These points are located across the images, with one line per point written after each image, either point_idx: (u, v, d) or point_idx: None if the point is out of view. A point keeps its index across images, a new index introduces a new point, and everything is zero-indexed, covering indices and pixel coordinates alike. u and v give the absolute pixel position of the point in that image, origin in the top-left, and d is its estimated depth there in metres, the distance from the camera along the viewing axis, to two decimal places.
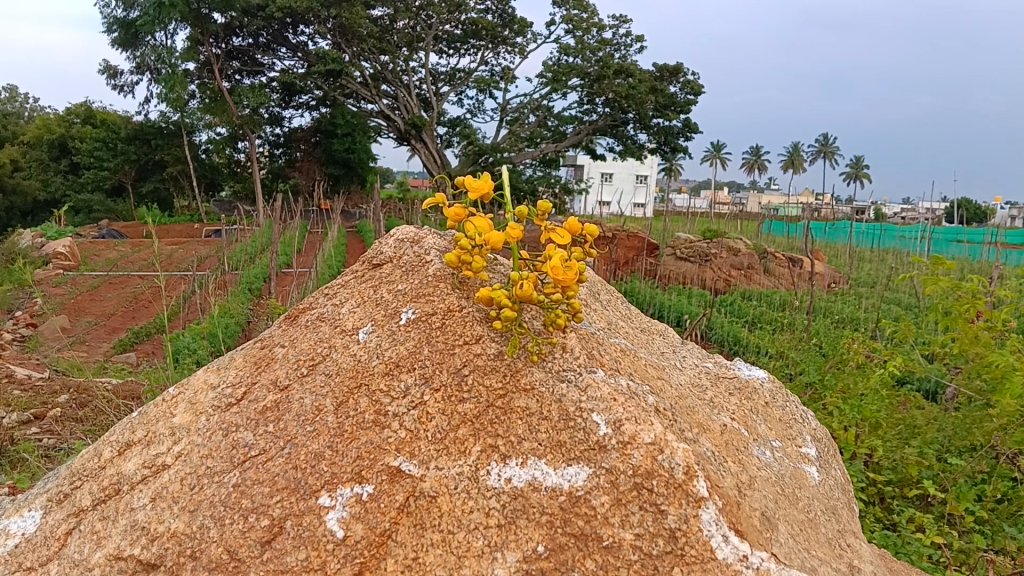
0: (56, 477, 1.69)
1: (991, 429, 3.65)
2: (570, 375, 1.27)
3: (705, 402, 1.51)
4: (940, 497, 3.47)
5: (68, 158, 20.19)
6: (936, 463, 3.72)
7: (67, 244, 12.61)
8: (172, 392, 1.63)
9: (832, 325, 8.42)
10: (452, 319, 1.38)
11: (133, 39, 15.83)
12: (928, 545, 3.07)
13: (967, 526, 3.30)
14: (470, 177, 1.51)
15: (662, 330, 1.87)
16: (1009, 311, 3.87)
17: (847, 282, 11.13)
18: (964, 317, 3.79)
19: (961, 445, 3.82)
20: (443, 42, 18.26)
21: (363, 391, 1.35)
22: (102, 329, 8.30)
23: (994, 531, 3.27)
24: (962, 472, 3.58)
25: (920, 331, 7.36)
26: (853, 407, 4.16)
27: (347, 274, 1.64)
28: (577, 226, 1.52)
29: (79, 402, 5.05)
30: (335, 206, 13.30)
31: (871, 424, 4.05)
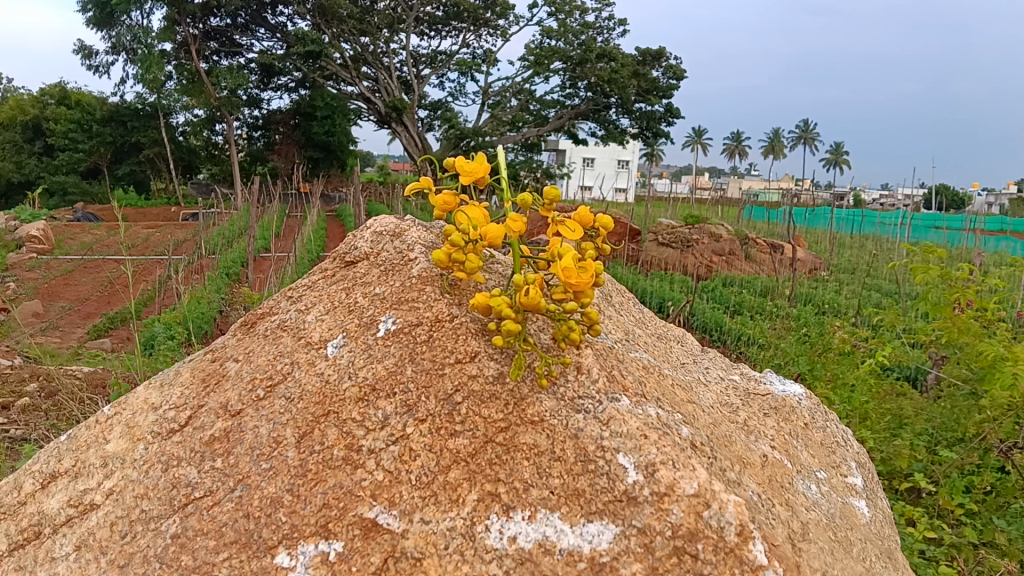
0: None
1: (979, 417, 3.34)
2: (587, 404, 1.03)
3: (740, 427, 1.28)
4: (932, 491, 3.23)
5: (43, 140, 19.61)
6: (924, 453, 3.46)
7: (42, 226, 12.19)
8: (107, 412, 1.37)
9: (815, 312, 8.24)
10: (442, 332, 1.13)
11: (108, 19, 15.32)
12: (918, 539, 2.80)
13: (957, 517, 3.06)
14: (461, 159, 1.26)
15: (679, 336, 1.61)
16: (1002, 302, 3.57)
17: (828, 268, 10.95)
18: (951, 307, 3.49)
19: (951, 435, 3.53)
20: (424, 24, 17.88)
21: (332, 421, 1.10)
22: (76, 314, 7.94)
23: (983, 523, 3.03)
24: (953, 464, 3.31)
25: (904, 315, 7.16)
26: (843, 399, 3.90)
27: (316, 273, 1.39)
28: (593, 217, 1.27)
29: (47, 392, 4.70)
30: (314, 189, 12.96)
31: (861, 414, 3.75)
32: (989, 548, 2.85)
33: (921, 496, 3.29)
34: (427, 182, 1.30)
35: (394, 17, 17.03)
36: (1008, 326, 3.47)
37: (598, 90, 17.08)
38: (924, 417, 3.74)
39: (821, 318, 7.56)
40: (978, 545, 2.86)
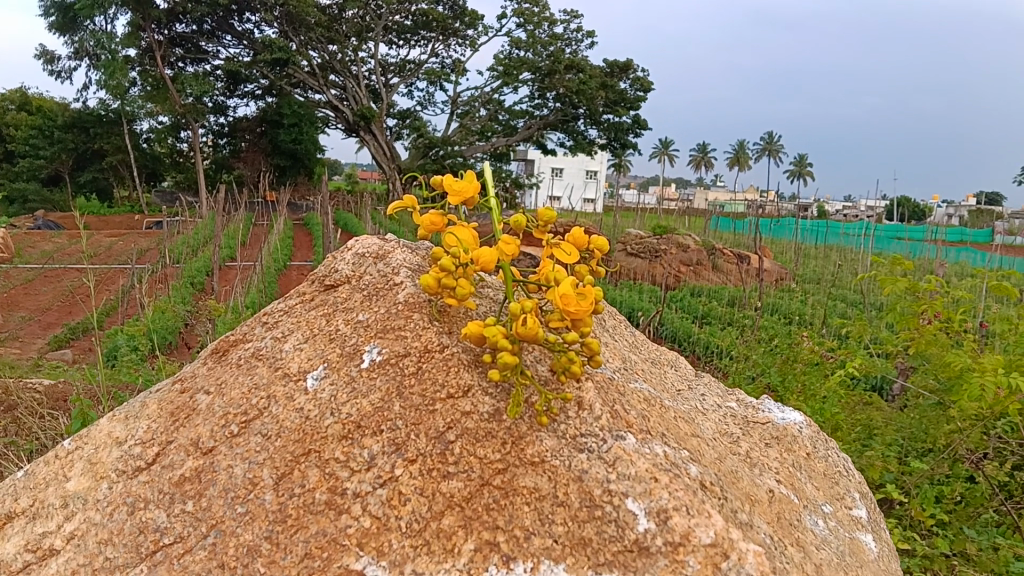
0: None
1: (949, 429, 3.30)
2: (589, 443, 0.95)
3: (743, 460, 1.22)
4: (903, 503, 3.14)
5: (3, 146, 19.11)
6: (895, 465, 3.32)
7: (1, 234, 11.84)
8: (67, 446, 1.26)
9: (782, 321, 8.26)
10: (431, 363, 1.05)
11: (70, 24, 14.98)
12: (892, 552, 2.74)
13: (929, 529, 3.00)
14: (449, 178, 1.19)
15: (672, 359, 1.54)
16: (969, 314, 3.55)
17: (794, 277, 11.01)
18: (918, 318, 3.46)
19: (921, 446, 3.41)
20: (393, 34, 17.78)
21: (312, 461, 1.02)
22: (37, 324, 7.71)
23: (954, 534, 2.99)
24: (924, 474, 3.22)
25: (873, 325, 7.18)
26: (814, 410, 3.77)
27: (293, 297, 1.31)
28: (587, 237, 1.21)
29: (5, 405, 4.39)
30: (281, 197, 12.76)
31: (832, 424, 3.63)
32: (959, 558, 2.79)
33: (894, 509, 3.20)
34: (410, 201, 1.22)
35: (362, 26, 16.91)
36: (974, 336, 3.43)
37: (566, 101, 17.10)
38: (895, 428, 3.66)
39: (788, 328, 7.56)
40: (949, 556, 2.80)
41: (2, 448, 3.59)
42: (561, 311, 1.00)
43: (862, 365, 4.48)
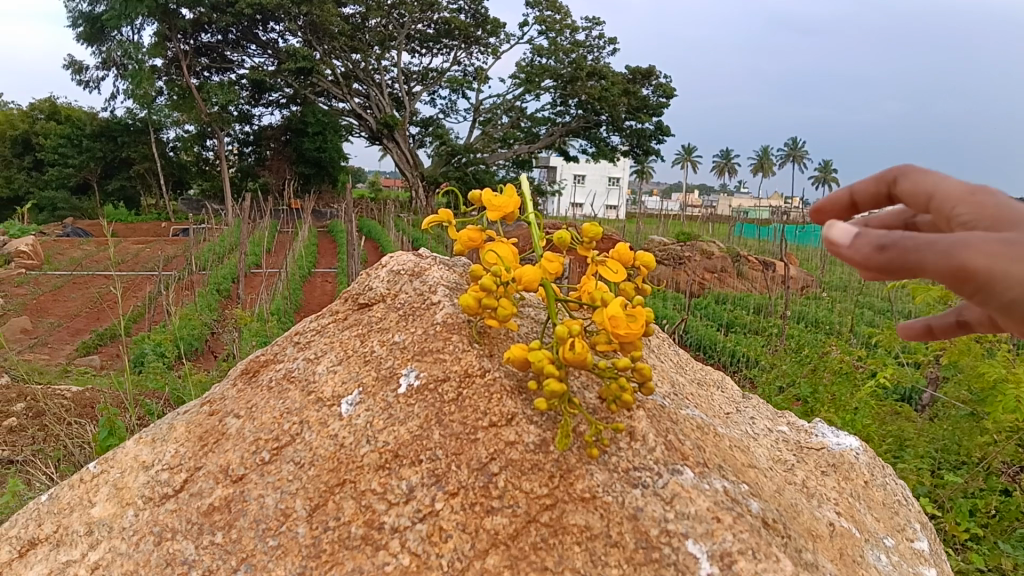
0: None
1: (987, 442, 3.17)
2: (644, 478, 0.90)
3: (800, 490, 1.16)
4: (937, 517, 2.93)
5: (33, 155, 19.34)
6: (926, 478, 3.11)
7: (31, 242, 11.96)
8: (93, 469, 1.22)
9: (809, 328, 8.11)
10: (472, 390, 1.00)
11: (98, 34, 15.09)
12: None
13: (962, 543, 2.78)
14: (488, 192, 1.13)
15: (718, 380, 1.47)
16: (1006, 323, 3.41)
17: (820, 285, 10.83)
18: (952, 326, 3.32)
19: (954, 459, 3.25)
20: (415, 42, 17.80)
21: (347, 492, 0.96)
22: (65, 330, 7.76)
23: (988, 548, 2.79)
24: (958, 487, 3.03)
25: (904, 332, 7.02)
26: (844, 420, 3.48)
27: (326, 315, 1.26)
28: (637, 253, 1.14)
29: (36, 412, 4.43)
30: (305, 205, 12.76)
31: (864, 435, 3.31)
32: (996, 573, 2.62)
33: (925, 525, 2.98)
34: (447, 215, 1.16)
35: (385, 35, 16.96)
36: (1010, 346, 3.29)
37: (589, 107, 17.03)
38: (928, 440, 3.39)
39: (815, 336, 7.42)
40: (984, 570, 2.63)
41: (32, 454, 3.59)
42: (610, 331, 0.93)
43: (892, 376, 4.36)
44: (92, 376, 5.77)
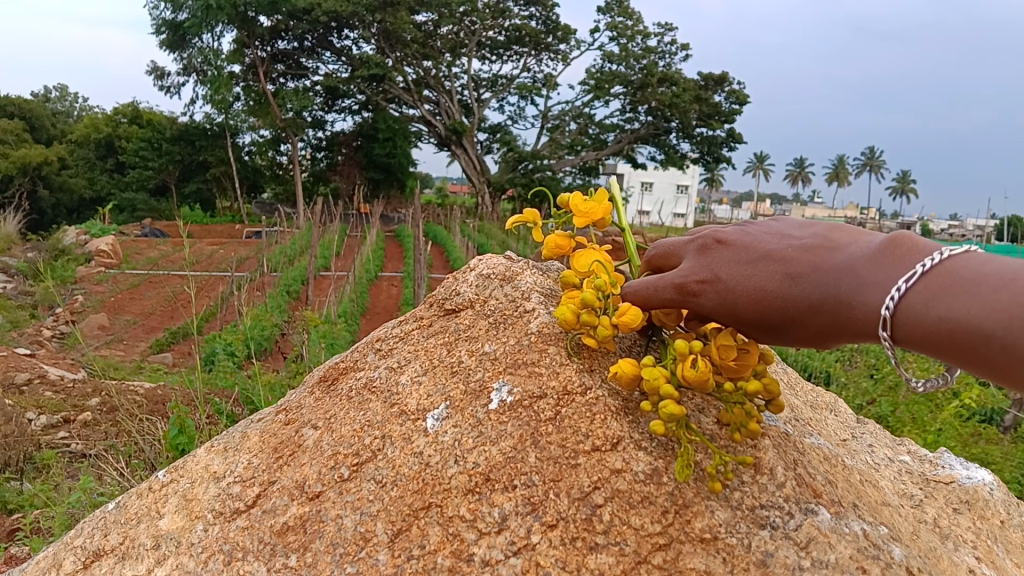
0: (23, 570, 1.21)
1: None
2: (772, 519, 0.80)
3: (934, 530, 1.03)
4: None
5: (115, 157, 19.94)
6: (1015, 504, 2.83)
7: (110, 242, 12.28)
8: (163, 478, 1.16)
9: None
10: (572, 409, 0.90)
11: (180, 41, 15.46)
12: None
13: None
14: (577, 195, 1.03)
15: (830, 403, 1.34)
16: None
17: None
18: None
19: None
20: (486, 49, 17.82)
21: (433, 516, 0.87)
22: (141, 328, 7.91)
23: None
24: None
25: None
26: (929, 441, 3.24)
27: (408, 322, 1.18)
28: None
29: (110, 407, 4.50)
30: (374, 209, 12.84)
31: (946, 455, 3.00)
32: None
33: None
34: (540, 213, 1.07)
35: (456, 42, 17.03)
36: None
37: (659, 114, 16.78)
38: (1015, 463, 3.19)
39: None
40: None
41: (104, 448, 3.61)
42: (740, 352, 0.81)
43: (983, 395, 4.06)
44: (166, 374, 5.85)
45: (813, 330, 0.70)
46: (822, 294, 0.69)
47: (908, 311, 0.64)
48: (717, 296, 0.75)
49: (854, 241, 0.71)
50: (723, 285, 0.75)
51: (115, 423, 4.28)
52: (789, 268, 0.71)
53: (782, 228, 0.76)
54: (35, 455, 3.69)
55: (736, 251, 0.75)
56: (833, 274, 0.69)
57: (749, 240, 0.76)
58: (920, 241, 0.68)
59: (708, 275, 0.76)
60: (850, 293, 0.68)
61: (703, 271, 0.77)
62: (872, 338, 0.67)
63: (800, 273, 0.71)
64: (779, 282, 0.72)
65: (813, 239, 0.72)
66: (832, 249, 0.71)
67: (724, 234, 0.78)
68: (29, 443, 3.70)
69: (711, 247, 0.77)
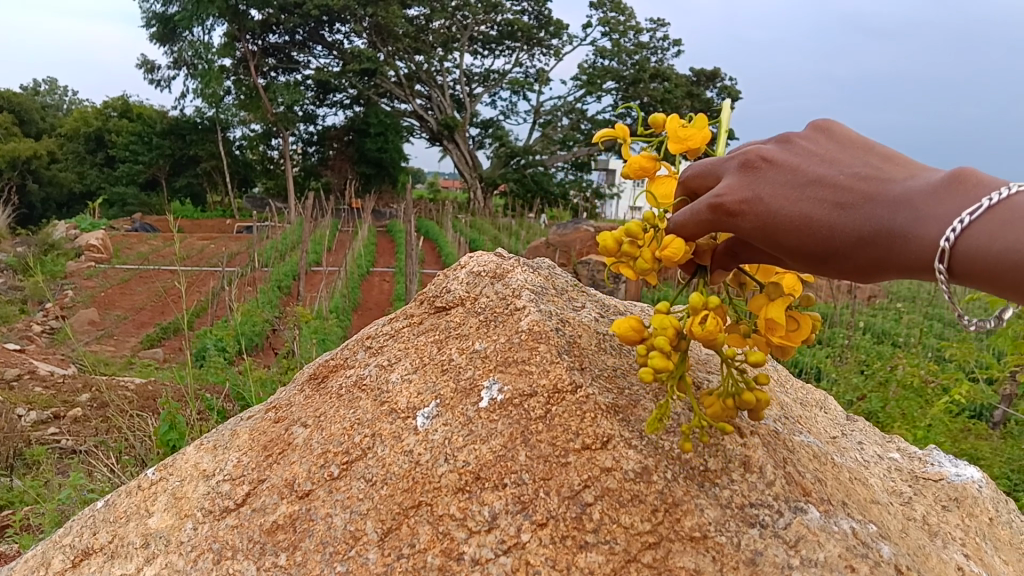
0: (9, 569, 1.20)
1: None
2: (763, 516, 0.80)
3: (922, 528, 1.03)
4: None
5: (105, 151, 19.85)
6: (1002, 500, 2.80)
7: (100, 237, 12.23)
8: (152, 477, 1.15)
9: (892, 321, 7.75)
10: (562, 406, 0.90)
11: (171, 35, 15.35)
12: None
13: None
14: (678, 119, 0.88)
15: (822, 401, 1.34)
16: None
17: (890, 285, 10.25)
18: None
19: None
20: (478, 44, 17.79)
21: (423, 514, 0.87)
22: (131, 323, 7.88)
23: None
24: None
25: (980, 342, 6.61)
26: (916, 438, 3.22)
27: (398, 320, 1.18)
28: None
29: (99, 403, 4.49)
30: (366, 204, 12.80)
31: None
32: None
33: None
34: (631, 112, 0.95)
35: (448, 36, 17.00)
36: None
37: (651, 109, 16.77)
38: (1004, 460, 3.18)
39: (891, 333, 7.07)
40: None
41: (94, 445, 3.60)
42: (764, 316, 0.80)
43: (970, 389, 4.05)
44: (156, 369, 5.82)
45: (857, 263, 0.68)
46: (875, 226, 0.67)
47: (970, 244, 0.62)
48: (756, 222, 0.72)
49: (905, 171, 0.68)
50: (764, 209, 0.71)
51: (103, 419, 4.26)
52: (840, 197, 0.68)
53: (824, 150, 0.73)
54: (24, 451, 3.68)
55: (782, 174, 0.71)
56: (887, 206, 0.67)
57: (796, 161, 0.72)
58: (978, 177, 0.67)
59: (749, 197, 0.72)
60: (906, 225, 0.65)
61: (741, 193, 0.73)
62: (921, 272, 0.65)
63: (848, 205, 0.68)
64: (828, 210, 0.68)
65: (862, 165, 0.69)
66: (888, 179, 0.68)
67: (768, 153, 0.74)
68: (19, 439, 3.68)
69: (755, 166, 0.73)
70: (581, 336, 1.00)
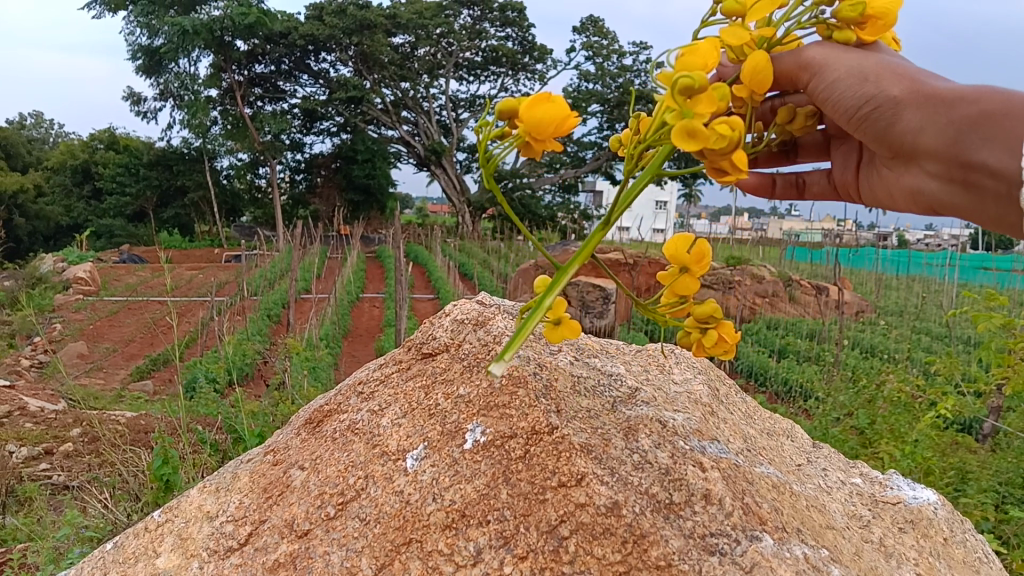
0: None
1: None
2: (722, 545, 0.88)
3: (878, 549, 1.11)
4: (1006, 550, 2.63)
5: (92, 184, 19.91)
6: (989, 512, 2.82)
7: (88, 269, 12.24)
8: (158, 517, 1.22)
9: (880, 335, 7.80)
10: (540, 447, 0.98)
11: (156, 67, 15.32)
12: None
13: None
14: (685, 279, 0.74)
15: (789, 431, 1.42)
16: None
17: (876, 297, 10.28)
18: (1015, 358, 2.97)
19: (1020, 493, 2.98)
20: (463, 69, 17.99)
21: (414, 551, 0.94)
22: (120, 356, 7.90)
23: None
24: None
25: (966, 356, 6.67)
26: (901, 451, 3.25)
27: (388, 366, 1.26)
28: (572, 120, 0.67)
29: (90, 437, 4.53)
30: (355, 230, 12.83)
31: (924, 467, 2.97)
32: None
33: None
34: (734, 356, 0.71)
35: (433, 63, 17.19)
36: None
37: None
38: (993, 472, 3.16)
39: (878, 348, 7.13)
40: None
41: (87, 480, 3.64)
42: None
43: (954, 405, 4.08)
44: (145, 402, 5.84)
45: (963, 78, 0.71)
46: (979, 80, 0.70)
47: None
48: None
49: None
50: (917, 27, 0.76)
51: (94, 453, 4.30)
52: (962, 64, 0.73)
53: None
54: (17, 488, 3.70)
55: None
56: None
57: None
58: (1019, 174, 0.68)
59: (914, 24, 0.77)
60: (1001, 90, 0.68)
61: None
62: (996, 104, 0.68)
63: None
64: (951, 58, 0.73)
65: None
66: None
67: None
68: (11, 477, 3.71)
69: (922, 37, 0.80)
70: (558, 379, 1.09)
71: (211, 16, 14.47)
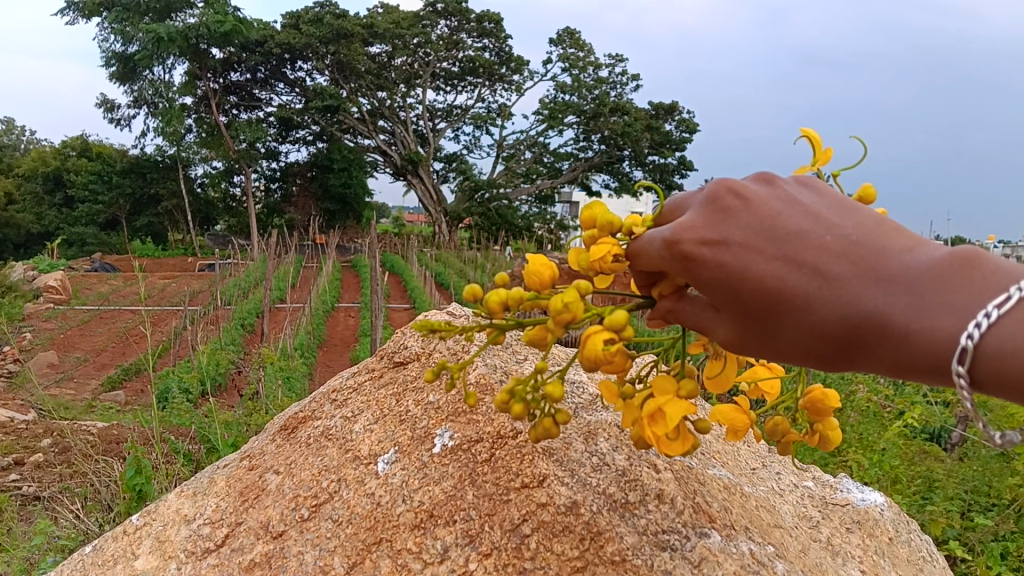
0: None
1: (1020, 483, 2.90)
2: (672, 542, 0.95)
3: (825, 548, 1.18)
4: (969, 559, 2.67)
5: (63, 191, 19.74)
6: (956, 520, 2.86)
7: (59, 278, 12.12)
8: (137, 521, 1.26)
9: None
10: (505, 450, 1.03)
11: (131, 74, 15.08)
12: None
13: None
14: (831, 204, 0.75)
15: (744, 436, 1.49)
16: None
17: None
18: None
19: (985, 502, 3.01)
20: (440, 80, 18.01)
21: (384, 550, 0.99)
22: (91, 365, 7.84)
23: None
24: (991, 530, 2.77)
25: None
26: (870, 460, 3.28)
27: (360, 375, 1.31)
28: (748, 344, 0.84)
29: (61, 448, 4.51)
30: (331, 240, 12.77)
31: (891, 476, 3.03)
32: None
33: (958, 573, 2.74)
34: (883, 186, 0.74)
35: (411, 73, 17.16)
36: None
37: (612, 143, 16.96)
38: (958, 481, 3.13)
39: None
40: None
41: (58, 490, 3.62)
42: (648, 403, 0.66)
43: (922, 418, 4.13)
44: (116, 412, 5.77)
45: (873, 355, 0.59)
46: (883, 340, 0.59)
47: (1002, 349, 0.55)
48: (720, 273, 0.60)
49: (906, 241, 0.60)
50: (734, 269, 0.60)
51: (64, 463, 4.27)
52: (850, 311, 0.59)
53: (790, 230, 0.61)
54: None
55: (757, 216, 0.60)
56: (887, 286, 0.58)
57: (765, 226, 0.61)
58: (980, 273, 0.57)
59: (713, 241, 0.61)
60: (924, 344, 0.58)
61: (708, 234, 0.61)
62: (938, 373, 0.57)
63: (840, 279, 0.59)
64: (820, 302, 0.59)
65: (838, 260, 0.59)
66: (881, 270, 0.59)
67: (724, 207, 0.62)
68: None
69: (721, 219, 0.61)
70: None
71: (185, 23, 14.41)
